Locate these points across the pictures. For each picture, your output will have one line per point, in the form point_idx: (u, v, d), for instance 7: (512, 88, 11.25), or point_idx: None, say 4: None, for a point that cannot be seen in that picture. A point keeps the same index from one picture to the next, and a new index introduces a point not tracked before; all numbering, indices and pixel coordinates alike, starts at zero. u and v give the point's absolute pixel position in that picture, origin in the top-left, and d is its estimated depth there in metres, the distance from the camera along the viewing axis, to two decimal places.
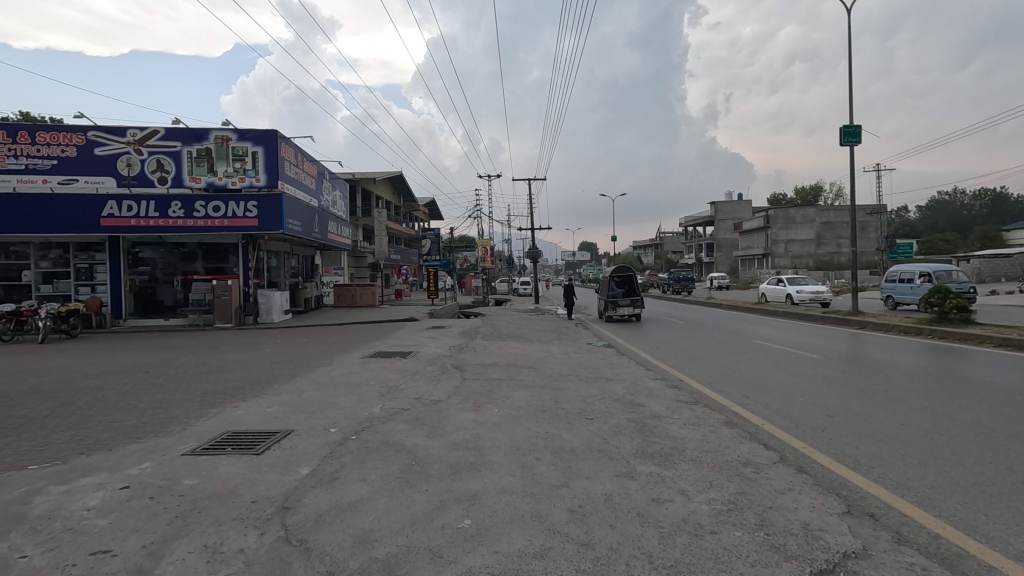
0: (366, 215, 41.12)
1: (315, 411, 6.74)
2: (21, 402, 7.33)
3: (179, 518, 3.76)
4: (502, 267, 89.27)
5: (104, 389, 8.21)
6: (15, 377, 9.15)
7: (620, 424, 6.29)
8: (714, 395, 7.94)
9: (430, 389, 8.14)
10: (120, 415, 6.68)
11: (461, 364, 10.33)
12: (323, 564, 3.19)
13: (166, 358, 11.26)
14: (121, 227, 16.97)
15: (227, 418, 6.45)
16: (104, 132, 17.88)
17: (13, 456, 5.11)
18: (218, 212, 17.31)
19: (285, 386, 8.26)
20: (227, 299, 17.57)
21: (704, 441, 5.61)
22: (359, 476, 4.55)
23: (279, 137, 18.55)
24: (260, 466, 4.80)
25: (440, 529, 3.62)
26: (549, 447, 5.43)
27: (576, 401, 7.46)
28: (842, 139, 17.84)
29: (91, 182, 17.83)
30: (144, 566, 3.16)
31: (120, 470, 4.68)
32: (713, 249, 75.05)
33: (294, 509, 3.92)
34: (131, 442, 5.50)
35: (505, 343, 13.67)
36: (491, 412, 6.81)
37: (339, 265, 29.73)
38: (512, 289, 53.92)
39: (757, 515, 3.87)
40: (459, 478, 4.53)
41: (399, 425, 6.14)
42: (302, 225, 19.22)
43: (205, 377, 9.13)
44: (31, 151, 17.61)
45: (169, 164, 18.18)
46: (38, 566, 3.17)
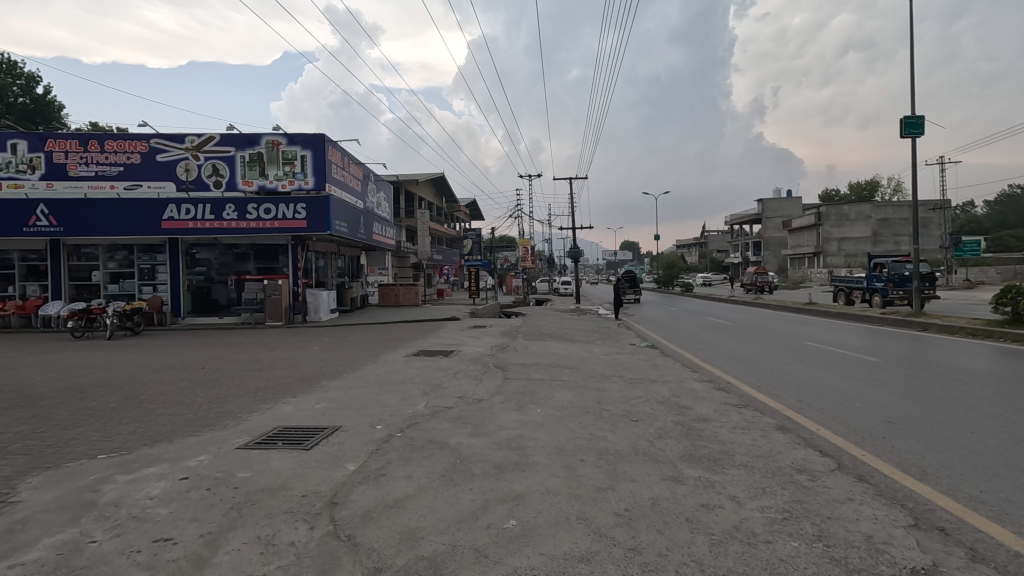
0: (410, 217, 41.84)
1: (361, 408, 6.86)
2: (91, 395, 7.77)
3: (233, 510, 3.89)
4: (542, 266, 88.99)
5: (165, 383, 8.61)
6: (84, 372, 9.71)
7: (666, 426, 6.13)
8: (763, 398, 7.67)
9: (473, 388, 8.17)
10: (178, 408, 6.98)
11: (503, 364, 10.30)
12: (370, 560, 3.23)
13: (221, 355, 11.72)
14: (181, 229, 17.82)
15: (277, 413, 6.65)
16: (165, 140, 18.79)
17: (84, 446, 5.41)
18: (269, 214, 17.94)
19: (332, 383, 8.46)
20: (278, 297, 18.19)
21: (755, 446, 5.41)
22: (404, 474, 4.59)
23: (326, 141, 19.06)
24: (308, 461, 4.92)
25: (485, 529, 3.60)
26: (593, 448, 5.34)
27: (620, 402, 7.33)
28: (904, 130, 16.92)
29: (153, 188, 18.80)
30: (202, 556, 3.27)
31: (179, 462, 4.88)
32: (760, 248, 72.86)
33: (342, 503, 3.99)
34: (189, 435, 5.73)
35: (547, 343, 13.61)
36: (534, 412, 6.77)
37: (383, 265, 30.30)
38: (553, 289, 53.77)
39: (815, 524, 3.69)
40: (502, 478, 4.50)
41: (443, 423, 6.19)
42: (348, 226, 19.69)
43: (256, 374, 9.44)
44: (100, 159, 18.71)
45: (223, 169, 18.96)
46: (105, 552, 3.32)
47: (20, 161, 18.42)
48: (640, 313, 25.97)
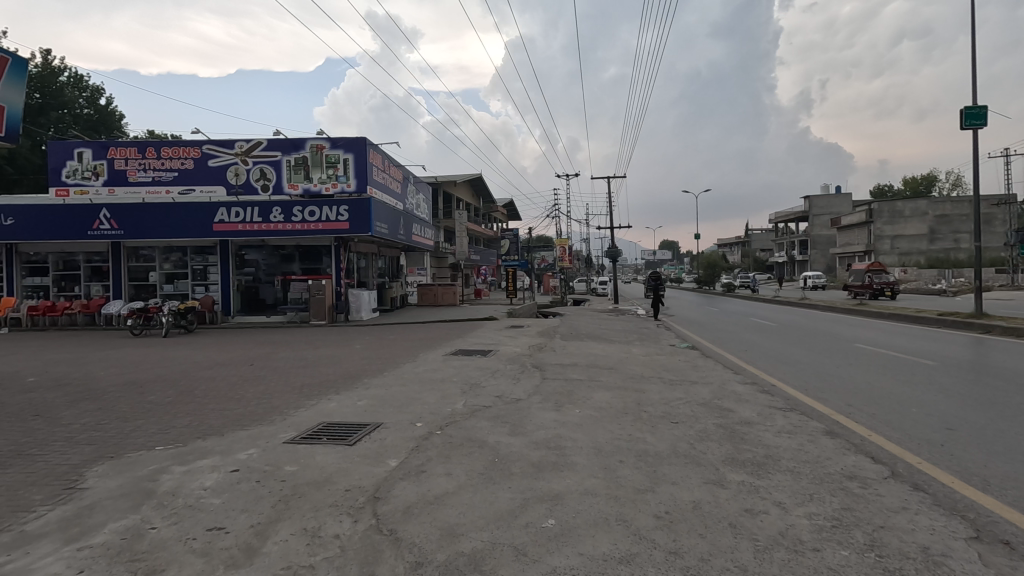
0: (448, 218, 42.28)
1: (401, 406, 6.99)
2: (149, 390, 8.18)
3: (281, 502, 4.03)
4: (579, 266, 88.51)
5: (215, 379, 8.98)
6: (142, 368, 10.22)
7: (707, 429, 6.00)
8: (810, 402, 7.41)
9: (511, 387, 8.20)
10: (228, 403, 7.28)
11: (541, 364, 10.30)
12: (412, 555, 3.29)
13: (268, 352, 12.12)
14: (231, 232, 18.54)
15: (321, 409, 6.83)
16: (216, 145, 19.60)
17: (143, 438, 5.71)
18: (313, 217, 18.46)
19: (373, 381, 8.64)
20: (322, 297, 18.67)
21: (802, 451, 5.24)
22: (444, 471, 4.66)
23: (368, 144, 19.49)
24: (352, 456, 5.05)
25: (524, 528, 3.61)
26: (632, 450, 5.28)
27: (660, 404, 7.21)
28: (964, 121, 16.05)
29: (205, 192, 19.66)
30: (253, 545, 3.40)
31: (231, 455, 5.09)
32: (807, 246, 70.54)
33: (384, 499, 4.08)
34: (239, 430, 5.97)
35: (584, 343, 13.53)
36: (573, 412, 6.76)
37: (422, 266, 30.70)
38: (590, 289, 53.44)
39: (866, 534, 3.55)
40: (541, 477, 4.51)
41: (481, 422, 6.24)
42: (388, 227, 20.08)
43: (302, 370, 9.76)
44: (156, 165, 19.68)
45: (270, 173, 19.64)
46: (164, 538, 3.50)
47: (85, 168, 19.57)
48: (680, 313, 25.56)
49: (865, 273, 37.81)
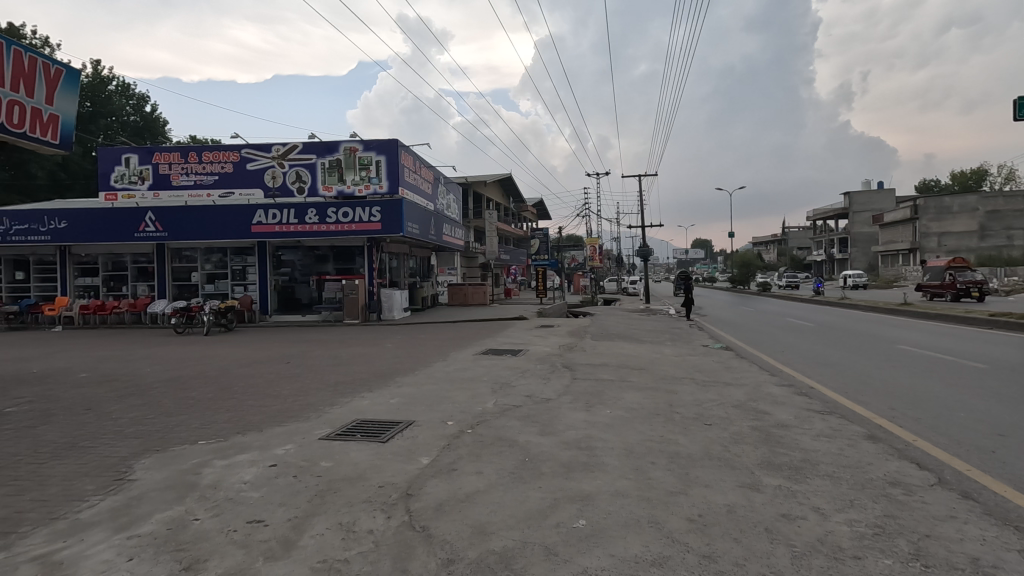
0: (478, 218, 42.45)
1: (432, 404, 7.07)
2: (192, 386, 8.49)
3: (316, 497, 4.13)
4: (609, 265, 87.78)
5: (254, 376, 9.25)
6: (184, 365, 10.61)
7: (742, 432, 5.89)
8: (851, 405, 7.18)
9: (540, 387, 8.19)
10: (266, 400, 7.49)
11: (571, 364, 10.26)
12: (444, 551, 3.33)
13: (303, 350, 12.42)
14: (268, 233, 19.05)
15: (354, 407, 6.97)
16: (254, 149, 20.18)
17: (187, 432, 5.94)
18: (347, 218, 18.81)
19: (405, 380, 8.76)
20: (355, 297, 19.01)
21: (842, 456, 5.08)
22: (475, 470, 4.69)
23: (399, 146, 19.76)
24: (384, 453, 5.13)
25: (554, 527, 3.62)
26: (664, 451, 5.22)
27: (692, 405, 7.09)
28: (1017, 113, 15.26)
29: (244, 194, 20.26)
30: (290, 539, 3.50)
31: (269, 450, 5.25)
32: (847, 244, 68.33)
33: (416, 495, 4.14)
34: (276, 425, 6.14)
35: (615, 343, 13.40)
36: (603, 412, 6.72)
37: (452, 265, 30.93)
38: (621, 288, 52.88)
39: (911, 542, 3.42)
40: (571, 477, 4.50)
41: (511, 421, 6.25)
42: (419, 228, 20.33)
43: (335, 369, 9.96)
44: (198, 169, 20.39)
45: (305, 176, 20.11)
46: (207, 529, 3.63)
47: (132, 173, 20.42)
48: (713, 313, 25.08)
49: (946, 270, 33.58)
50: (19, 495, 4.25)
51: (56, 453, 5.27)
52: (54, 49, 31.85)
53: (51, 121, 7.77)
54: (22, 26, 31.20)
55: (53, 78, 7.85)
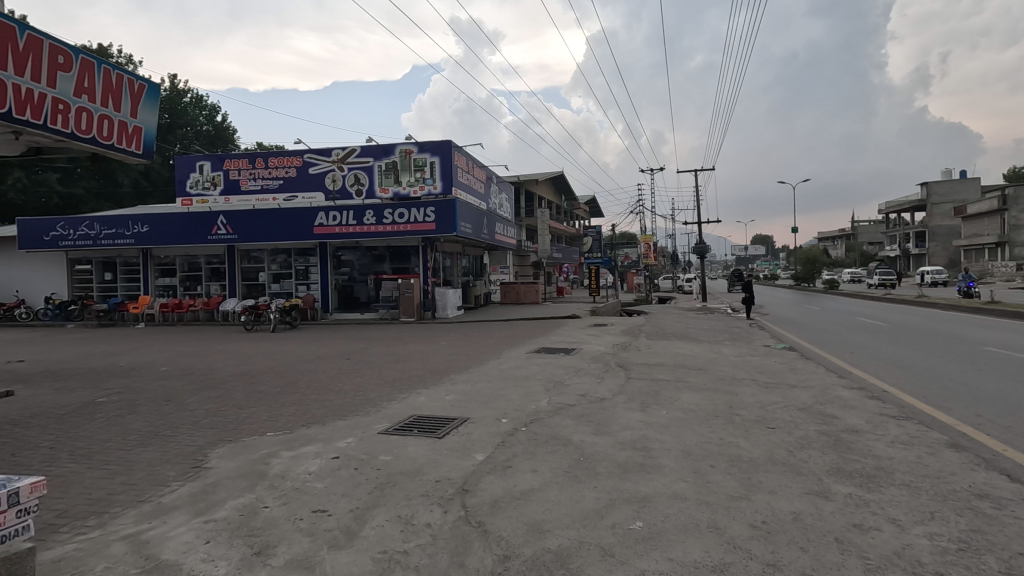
0: (530, 216, 42.50)
1: (487, 401, 7.14)
2: (260, 380, 8.96)
3: (377, 489, 4.26)
4: (664, 263, 85.84)
5: (317, 372, 9.64)
6: (253, 360, 11.20)
7: (808, 436, 5.62)
8: (930, 411, 6.69)
9: (594, 386, 8.11)
10: (329, 394, 7.79)
11: (626, 363, 10.10)
12: (500, 547, 3.36)
13: (362, 347, 12.84)
14: (329, 234, 19.78)
15: (411, 403, 7.14)
16: (315, 154, 20.99)
17: (257, 424, 6.27)
18: (402, 219, 19.26)
19: (460, 377, 8.89)
20: (411, 295, 19.44)
21: (921, 465, 4.75)
22: (529, 468, 4.70)
23: (453, 147, 20.06)
24: (441, 448, 5.23)
25: (610, 528, 3.58)
26: (724, 454, 5.06)
27: (754, 408, 6.81)
28: None
29: (307, 198, 21.16)
30: (353, 529, 3.63)
31: (332, 442, 5.46)
32: (924, 238, 63.87)
33: (472, 491, 4.19)
34: (338, 419, 6.38)
35: (671, 342, 13.08)
36: (659, 413, 6.58)
37: (505, 264, 31.09)
38: (676, 286, 51.57)
39: (1001, 560, 3.16)
40: (627, 478, 4.44)
41: (565, 420, 6.23)
42: (472, 227, 20.58)
43: (392, 365, 10.24)
44: (264, 175, 21.45)
45: (364, 179, 20.76)
46: (276, 516, 3.82)
47: (205, 179, 21.72)
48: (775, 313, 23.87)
49: None
50: (111, 479, 4.62)
51: (142, 440, 5.69)
52: (137, 66, 34.22)
53: (135, 133, 8.37)
54: (109, 45, 33.65)
55: (137, 93, 8.41)
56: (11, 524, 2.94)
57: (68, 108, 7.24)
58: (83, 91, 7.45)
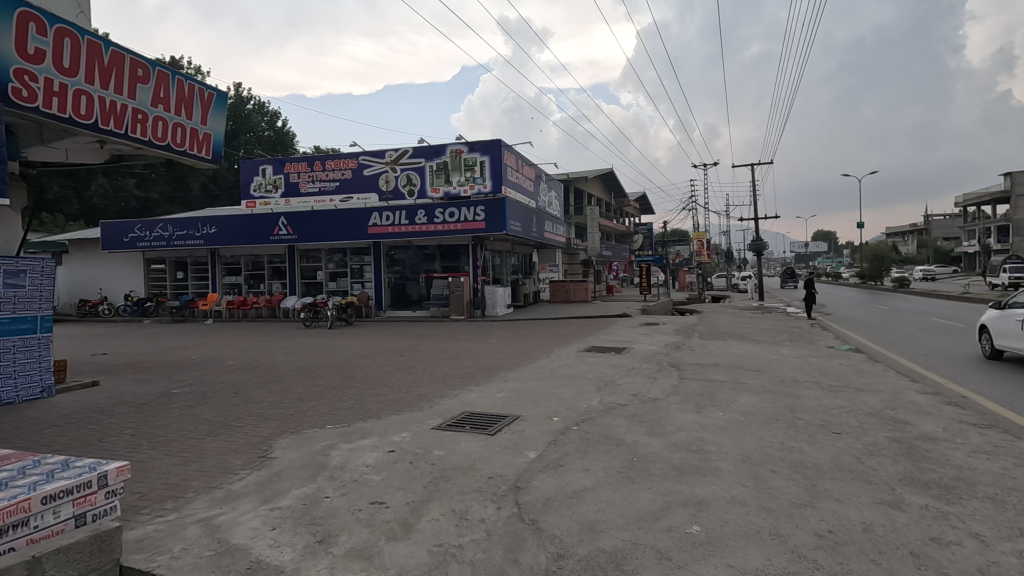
0: (579, 214, 42.20)
1: (537, 399, 7.14)
2: (319, 375, 9.30)
3: (431, 483, 4.34)
4: (718, 261, 83.44)
5: (372, 367, 9.94)
6: (313, 355, 11.65)
7: (878, 442, 5.31)
8: (1017, 420, 6.17)
9: (647, 386, 7.96)
10: (383, 389, 8.00)
11: (679, 363, 9.87)
12: (554, 546, 3.35)
13: (414, 344, 13.11)
14: (382, 234, 20.28)
15: (463, 399, 7.23)
16: (370, 156, 21.58)
17: (317, 416, 6.52)
18: (453, 217, 19.51)
19: (510, 375, 8.93)
20: (461, 293, 19.69)
21: (1007, 476, 4.40)
22: (582, 466, 4.67)
23: (502, 146, 20.17)
24: (493, 446, 5.27)
25: (666, 531, 3.50)
26: (786, 459, 4.86)
27: (818, 412, 6.50)
28: None
29: (362, 199, 21.80)
30: (409, 521, 3.71)
31: (387, 436, 5.60)
32: (1008, 232, 59.19)
33: (525, 489, 4.20)
34: (393, 414, 6.55)
35: (726, 342, 12.66)
36: (716, 415, 6.38)
37: (554, 262, 31.00)
38: (731, 285, 49.97)
39: None
40: (683, 480, 4.33)
41: (617, 420, 6.15)
42: (522, 225, 20.64)
43: (444, 362, 10.41)
44: (322, 177, 22.24)
45: (416, 179, 21.18)
46: (337, 507, 3.96)
47: (267, 182, 22.76)
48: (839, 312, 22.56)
49: None
50: (186, 465, 4.91)
51: (212, 430, 6.02)
52: (205, 76, 36.15)
53: (205, 139, 8.87)
54: (181, 58, 35.74)
55: (207, 101, 8.85)
56: (100, 504, 3.19)
57: (146, 117, 7.78)
58: (159, 102, 7.95)
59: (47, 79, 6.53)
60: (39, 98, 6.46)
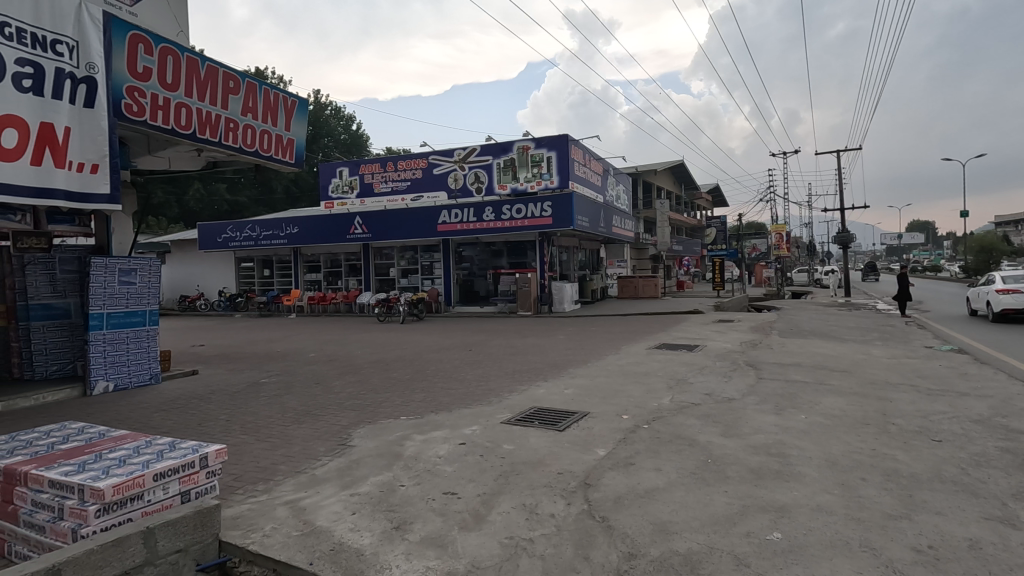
0: (648, 208, 41.15)
1: (606, 396, 7.07)
2: (393, 368, 9.66)
3: (501, 477, 4.40)
4: (798, 255, 78.82)
5: (443, 362, 10.20)
6: (387, 349, 12.11)
7: (987, 453, 4.83)
8: None
9: (722, 386, 7.66)
10: (453, 383, 8.19)
11: (756, 362, 9.43)
12: (625, 545, 3.31)
13: (483, 339, 13.32)
14: (451, 231, 20.71)
15: (531, 395, 7.28)
16: (439, 155, 22.09)
17: (392, 408, 6.77)
18: (520, 214, 19.60)
19: (578, 371, 8.88)
20: (528, 290, 19.81)
21: None
22: (653, 466, 4.58)
23: (569, 141, 20.01)
24: (562, 442, 5.26)
25: (744, 536, 3.37)
26: (878, 467, 4.53)
27: (914, 417, 6.00)
28: None
29: (431, 197, 22.36)
30: (481, 512, 3.78)
31: (458, 429, 5.73)
32: None
33: (595, 486, 4.17)
34: (463, 407, 6.70)
35: (809, 341, 11.93)
36: (797, 417, 6.05)
37: (622, 258, 30.40)
38: (813, 280, 46.98)
39: None
40: (762, 485, 4.14)
41: (690, 420, 5.97)
42: (589, 221, 20.45)
43: (512, 357, 10.51)
44: (394, 177, 23.03)
45: (483, 177, 21.45)
46: (411, 495, 4.10)
47: (344, 183, 23.82)
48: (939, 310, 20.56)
49: None
50: (274, 450, 5.26)
51: (297, 418, 6.40)
52: (287, 85, 38.27)
53: (289, 145, 9.40)
54: (266, 69, 38.02)
55: (290, 108, 9.38)
56: (202, 483, 3.51)
57: (237, 126, 8.35)
58: (247, 111, 8.51)
59: (154, 94, 7.19)
60: (147, 112, 7.12)
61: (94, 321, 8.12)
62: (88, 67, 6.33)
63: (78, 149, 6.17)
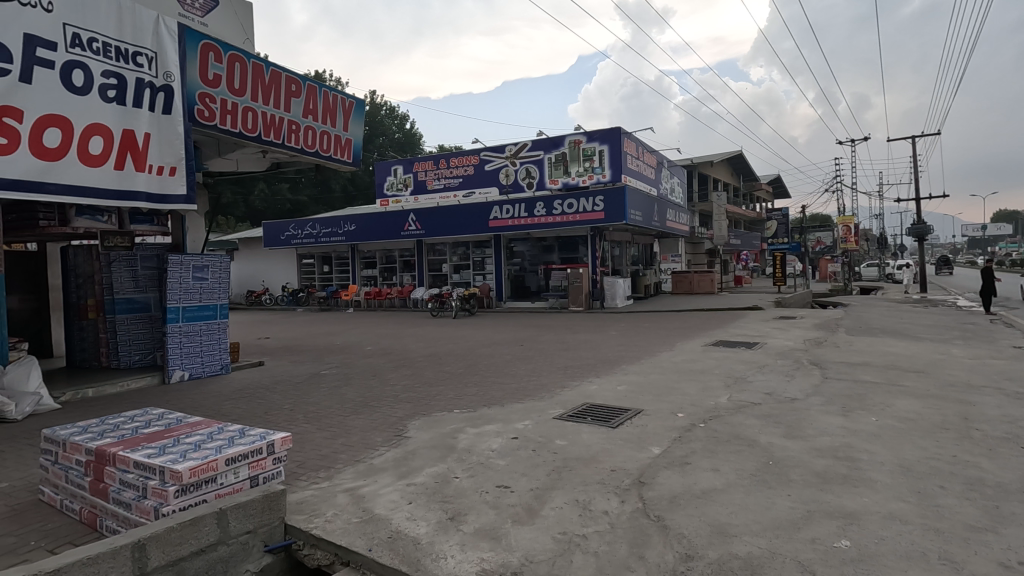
0: (704, 201, 39.88)
1: (660, 394, 6.92)
2: (446, 362, 9.83)
3: (554, 472, 4.40)
4: (867, 248, 74.35)
5: (494, 356, 10.28)
6: (439, 343, 12.33)
7: None
8: None
9: (784, 385, 7.34)
10: (505, 378, 8.23)
11: (821, 361, 8.98)
12: (681, 545, 3.24)
13: (534, 335, 13.33)
14: (503, 227, 20.81)
15: (582, 391, 7.22)
16: (491, 151, 22.22)
17: (445, 401, 6.89)
18: (571, 208, 19.46)
19: (631, 368, 8.74)
20: (579, 285, 19.67)
21: None
22: (710, 466, 4.45)
23: (622, 134, 19.68)
24: (615, 439, 5.20)
25: (809, 542, 3.23)
26: (959, 475, 4.22)
27: (1001, 423, 5.54)
28: None
29: (482, 193, 22.53)
30: (534, 507, 3.80)
31: (510, 424, 5.76)
32: None
33: (650, 484, 4.10)
34: (515, 402, 6.72)
35: (880, 340, 11.23)
36: (866, 420, 5.72)
37: (676, 252, 29.61)
38: (885, 275, 44.17)
39: None
40: (828, 490, 3.95)
41: (750, 419, 5.76)
42: (642, 214, 20.04)
43: (564, 353, 10.46)
44: (447, 174, 23.37)
45: (534, 172, 21.43)
46: (465, 487, 4.16)
47: (398, 181, 24.37)
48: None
49: None
50: (334, 439, 5.47)
51: (355, 409, 6.62)
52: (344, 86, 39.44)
53: (347, 144, 9.69)
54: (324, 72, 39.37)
55: (348, 108, 9.66)
56: (269, 469, 3.70)
57: (298, 127, 8.69)
58: (308, 113, 8.84)
59: (223, 99, 7.58)
60: (218, 117, 7.52)
61: (171, 314, 8.69)
62: (166, 76, 6.74)
63: (157, 153, 6.60)
